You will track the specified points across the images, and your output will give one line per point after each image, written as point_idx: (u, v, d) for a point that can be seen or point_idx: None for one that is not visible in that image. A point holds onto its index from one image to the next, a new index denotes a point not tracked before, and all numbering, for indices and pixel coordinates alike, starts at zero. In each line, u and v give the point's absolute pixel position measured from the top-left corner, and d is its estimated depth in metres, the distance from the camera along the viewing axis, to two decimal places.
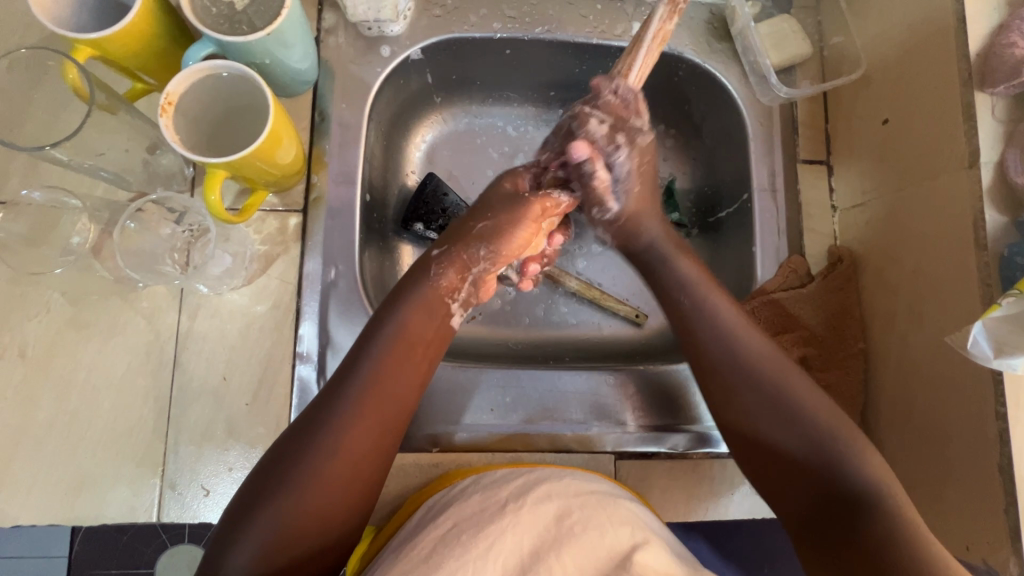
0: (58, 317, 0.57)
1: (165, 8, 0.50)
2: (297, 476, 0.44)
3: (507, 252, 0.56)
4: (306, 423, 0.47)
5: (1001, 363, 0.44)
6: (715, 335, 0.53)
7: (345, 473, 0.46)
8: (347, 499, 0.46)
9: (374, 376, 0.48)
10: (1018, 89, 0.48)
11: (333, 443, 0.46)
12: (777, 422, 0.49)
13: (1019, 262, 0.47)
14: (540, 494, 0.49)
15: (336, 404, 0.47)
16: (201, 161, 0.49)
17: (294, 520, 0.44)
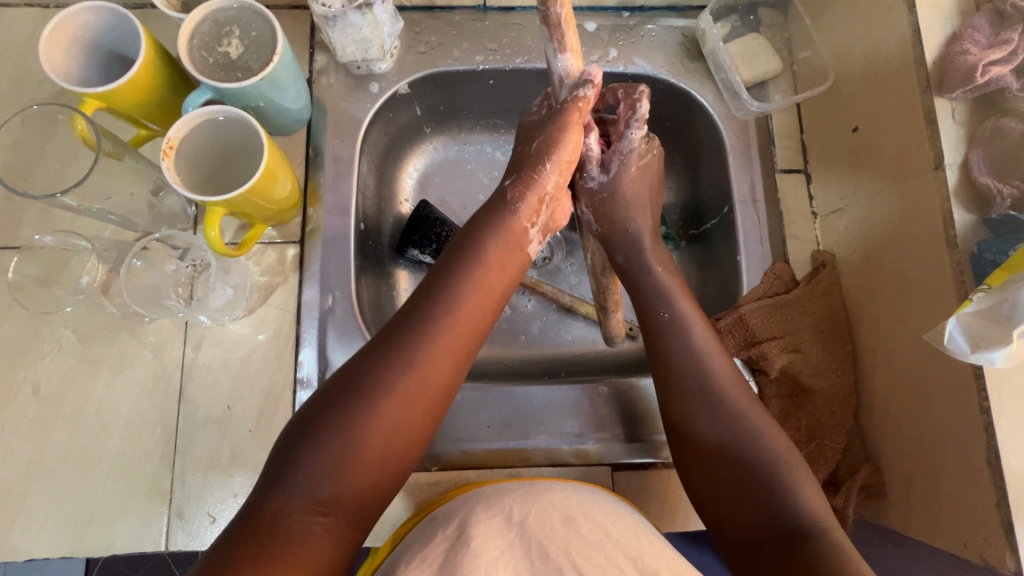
0: (70, 354, 0.60)
1: (164, 59, 0.54)
2: (371, 394, 0.46)
3: (569, 159, 0.54)
4: (382, 343, 0.49)
5: (979, 357, 0.45)
6: (687, 399, 0.53)
7: (419, 392, 0.47)
8: (416, 424, 0.48)
9: (449, 299, 0.51)
10: (975, 93, 0.50)
11: (408, 368, 0.47)
12: (733, 471, 0.50)
13: (989, 257, 0.48)
14: (545, 503, 0.49)
15: (413, 326, 0.49)
16: (201, 200, 0.52)
17: (364, 438, 0.45)
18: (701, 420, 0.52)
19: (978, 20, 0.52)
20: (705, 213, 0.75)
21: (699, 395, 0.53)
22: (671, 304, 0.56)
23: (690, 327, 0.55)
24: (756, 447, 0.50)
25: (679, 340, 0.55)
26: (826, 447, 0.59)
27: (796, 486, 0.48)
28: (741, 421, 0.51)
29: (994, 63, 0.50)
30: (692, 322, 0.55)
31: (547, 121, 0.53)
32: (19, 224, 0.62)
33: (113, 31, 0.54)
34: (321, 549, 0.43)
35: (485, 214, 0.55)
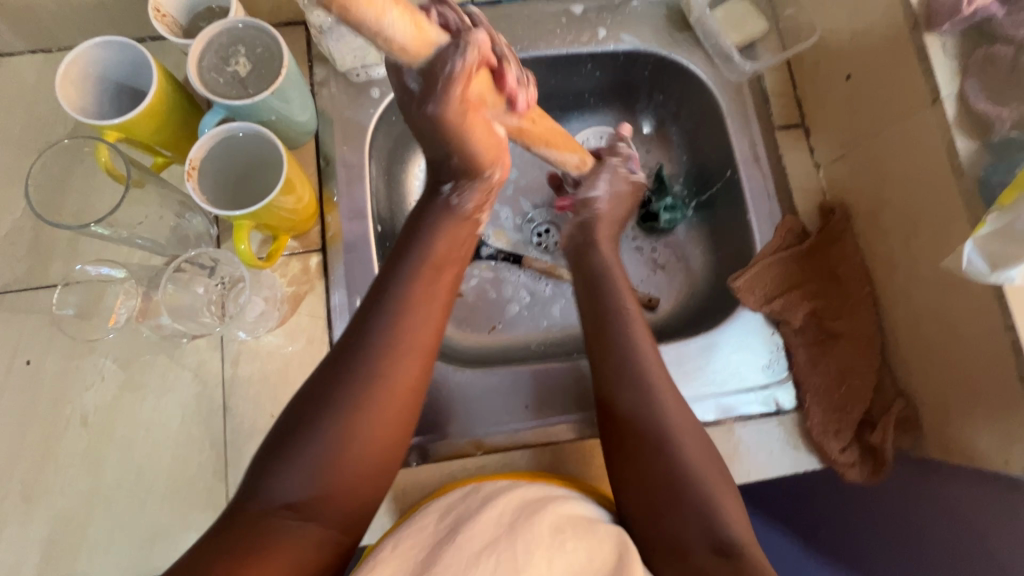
0: (114, 383, 0.62)
1: (175, 88, 0.56)
2: (342, 402, 0.48)
3: (488, 157, 0.54)
4: (348, 352, 0.50)
5: (999, 277, 0.46)
6: (635, 416, 0.54)
7: (391, 398, 0.49)
8: (395, 430, 0.50)
9: (407, 297, 0.53)
10: (963, 24, 0.52)
11: (376, 366, 0.49)
12: (662, 458, 0.52)
13: (996, 181, 0.49)
14: (540, 508, 0.48)
15: (376, 330, 0.51)
16: (227, 216, 0.53)
17: (345, 445, 0.47)
18: (647, 443, 0.53)
19: None
20: (708, 178, 0.77)
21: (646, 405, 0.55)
22: (623, 308, 0.62)
23: (630, 331, 0.60)
24: (676, 462, 0.52)
25: (623, 343, 0.59)
26: (858, 388, 0.61)
27: (722, 502, 0.50)
28: (665, 412, 0.54)
29: None
30: (640, 340, 0.59)
31: (433, 125, 0.48)
32: (51, 262, 0.63)
33: (122, 65, 0.56)
34: (300, 553, 0.44)
35: (426, 212, 0.59)
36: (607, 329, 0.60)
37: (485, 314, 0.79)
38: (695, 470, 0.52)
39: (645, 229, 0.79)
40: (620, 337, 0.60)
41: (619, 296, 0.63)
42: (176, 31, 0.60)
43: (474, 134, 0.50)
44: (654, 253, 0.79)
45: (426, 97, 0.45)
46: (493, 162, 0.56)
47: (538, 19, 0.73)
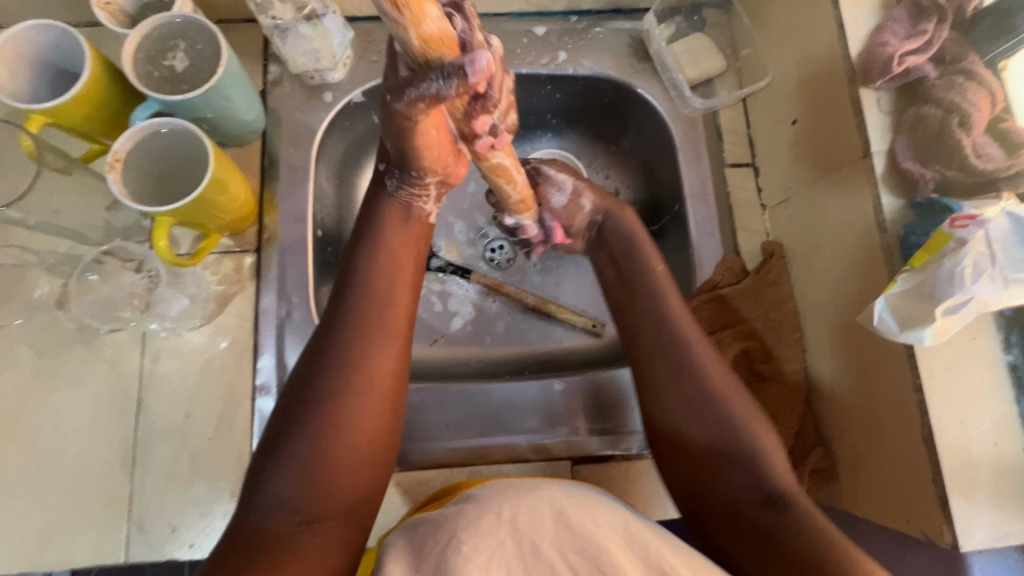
0: (25, 370, 0.60)
1: (111, 75, 0.55)
2: (323, 403, 0.46)
3: (434, 160, 0.49)
4: (317, 352, 0.49)
5: (908, 336, 0.46)
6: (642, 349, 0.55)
7: (369, 389, 0.48)
8: (381, 421, 0.48)
9: (366, 292, 0.51)
10: (895, 82, 0.52)
11: (352, 362, 0.48)
12: (702, 425, 0.51)
13: (914, 240, 0.49)
14: (537, 497, 0.47)
15: (343, 326, 0.50)
16: (148, 211, 0.52)
17: (330, 446, 0.46)
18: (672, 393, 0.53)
19: (898, 12, 0.53)
20: (660, 208, 0.77)
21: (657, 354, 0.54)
22: (653, 272, 0.59)
23: (659, 292, 0.57)
24: (724, 405, 0.51)
25: (652, 301, 0.57)
26: (779, 433, 0.60)
27: (771, 459, 0.50)
28: (695, 369, 0.53)
29: (911, 54, 0.51)
30: (669, 299, 0.57)
31: (389, 115, 0.43)
32: None
33: (61, 50, 0.55)
34: (323, 554, 0.44)
35: (371, 203, 0.54)
36: (636, 294, 0.58)
37: (426, 326, 0.78)
38: (731, 422, 0.51)
39: None
40: (646, 285, 0.58)
41: (642, 248, 0.60)
42: (122, 19, 0.60)
43: (429, 136, 0.45)
44: None
45: (397, 88, 0.40)
46: (439, 170, 0.50)
47: (499, 37, 0.73)
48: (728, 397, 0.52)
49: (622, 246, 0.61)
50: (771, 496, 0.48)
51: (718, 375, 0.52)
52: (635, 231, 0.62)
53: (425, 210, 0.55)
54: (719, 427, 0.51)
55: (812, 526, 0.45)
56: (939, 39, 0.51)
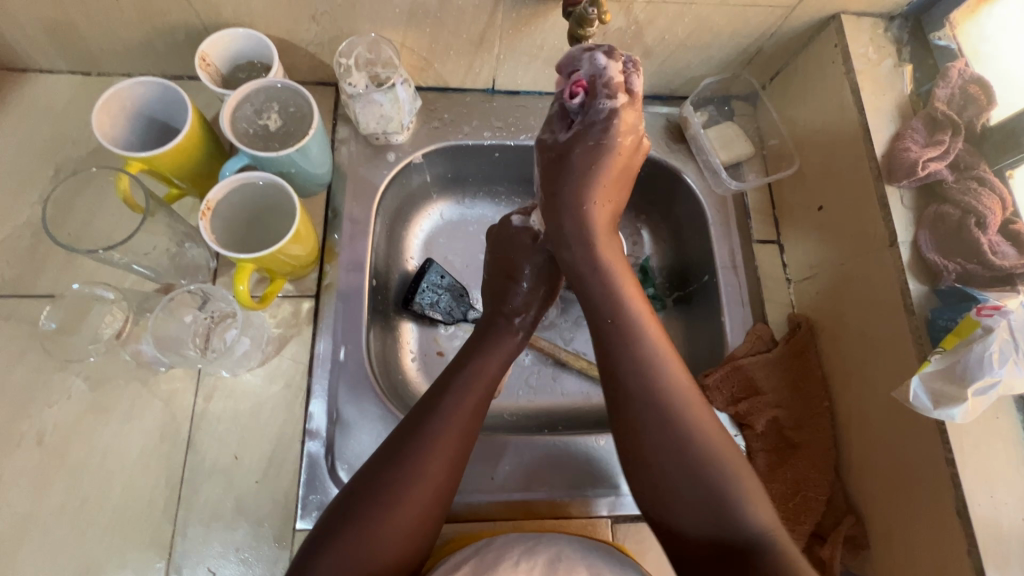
0: (78, 403, 0.61)
1: (204, 127, 0.60)
2: (381, 499, 0.49)
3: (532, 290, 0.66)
4: (391, 454, 0.51)
5: (940, 413, 0.51)
6: (650, 409, 0.51)
7: (423, 496, 0.50)
8: (417, 531, 0.50)
9: (452, 411, 0.54)
10: (918, 182, 0.59)
11: (418, 472, 0.50)
12: (672, 448, 0.49)
13: (942, 323, 0.54)
14: (553, 554, 0.52)
15: (422, 435, 0.52)
16: (233, 257, 0.55)
17: (373, 539, 0.47)
18: (661, 454, 0.50)
19: (916, 123, 0.61)
20: (688, 277, 0.81)
21: (656, 415, 0.51)
22: (612, 310, 0.57)
23: (644, 350, 0.54)
24: (706, 463, 0.49)
25: (630, 358, 0.53)
26: (810, 499, 0.62)
27: (749, 504, 0.48)
28: (662, 374, 0.52)
29: (932, 159, 0.59)
30: (657, 363, 0.53)
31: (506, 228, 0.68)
32: (42, 274, 0.64)
33: (158, 102, 0.60)
34: None
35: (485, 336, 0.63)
36: (594, 308, 0.58)
37: None
38: (701, 451, 0.49)
39: None
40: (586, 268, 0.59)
41: (618, 292, 0.58)
42: (217, 79, 0.64)
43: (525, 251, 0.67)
44: None
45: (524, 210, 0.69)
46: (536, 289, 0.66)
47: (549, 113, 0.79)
48: (722, 454, 0.49)
49: (586, 242, 0.59)
50: (747, 545, 0.46)
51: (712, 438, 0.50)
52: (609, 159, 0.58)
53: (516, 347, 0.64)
54: (682, 460, 0.49)
55: (784, 567, 0.44)
56: (955, 149, 0.60)
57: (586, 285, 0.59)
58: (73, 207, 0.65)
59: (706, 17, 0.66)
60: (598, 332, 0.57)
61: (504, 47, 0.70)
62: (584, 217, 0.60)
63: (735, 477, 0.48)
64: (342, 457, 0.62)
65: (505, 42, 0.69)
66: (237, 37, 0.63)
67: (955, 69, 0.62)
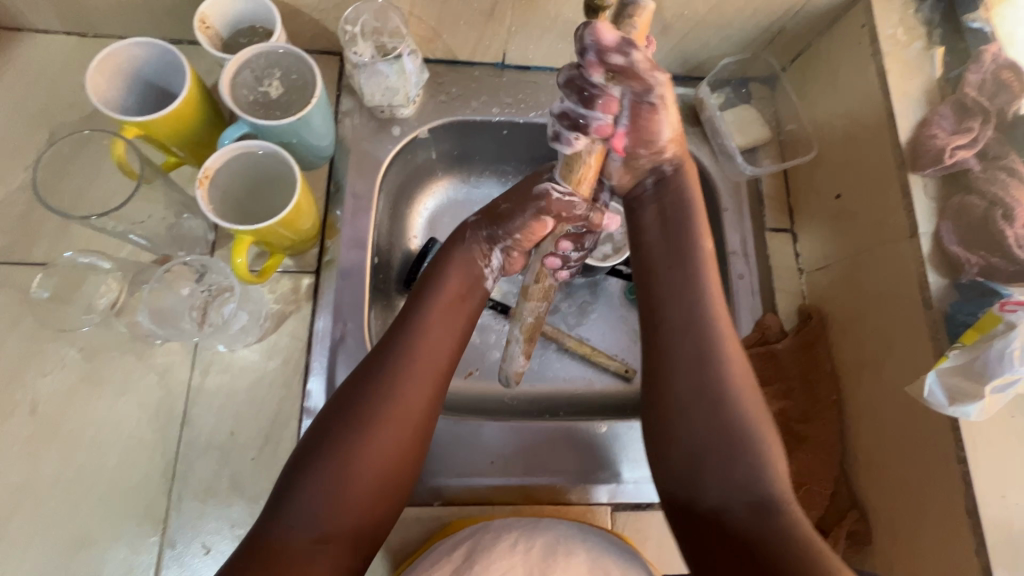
0: (72, 374, 0.60)
1: (202, 93, 0.57)
2: (356, 425, 0.48)
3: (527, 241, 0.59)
4: (362, 379, 0.50)
5: (955, 410, 0.50)
6: (688, 347, 0.50)
7: (404, 420, 0.49)
8: (401, 453, 0.49)
9: (419, 335, 0.53)
10: (943, 171, 0.57)
11: (395, 394, 0.49)
12: (706, 393, 0.49)
13: (962, 319, 0.53)
14: (552, 539, 0.51)
15: (391, 363, 0.51)
16: (230, 229, 0.54)
17: (352, 462, 0.47)
18: (688, 379, 0.50)
19: (944, 109, 0.59)
20: None
21: (696, 359, 0.50)
22: (681, 251, 0.54)
23: (697, 305, 0.52)
24: (734, 408, 0.49)
25: (677, 300, 0.52)
26: (814, 494, 0.61)
27: (769, 464, 0.47)
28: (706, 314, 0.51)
29: (959, 147, 0.57)
30: (712, 307, 0.52)
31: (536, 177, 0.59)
32: (35, 242, 0.62)
33: (154, 65, 0.58)
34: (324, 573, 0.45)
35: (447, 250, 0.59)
36: (651, 239, 0.55)
37: (461, 360, 0.77)
38: (734, 416, 0.48)
39: (631, 299, 0.81)
40: (676, 219, 0.54)
41: (694, 233, 0.54)
42: (217, 44, 0.62)
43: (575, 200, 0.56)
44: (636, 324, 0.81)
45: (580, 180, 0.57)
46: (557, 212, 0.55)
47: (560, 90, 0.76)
48: (749, 416, 0.49)
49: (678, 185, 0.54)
50: (762, 503, 0.46)
51: (741, 377, 0.50)
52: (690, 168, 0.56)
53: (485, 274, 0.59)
54: (717, 419, 0.48)
55: (795, 535, 0.44)
56: (984, 137, 0.57)
57: (643, 227, 0.56)
58: (67, 173, 0.63)
59: None
60: (651, 262, 0.55)
61: (516, 19, 0.67)
62: (667, 190, 0.55)
63: (761, 442, 0.48)
64: None
65: (517, 13, 0.66)
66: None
67: (988, 53, 0.59)
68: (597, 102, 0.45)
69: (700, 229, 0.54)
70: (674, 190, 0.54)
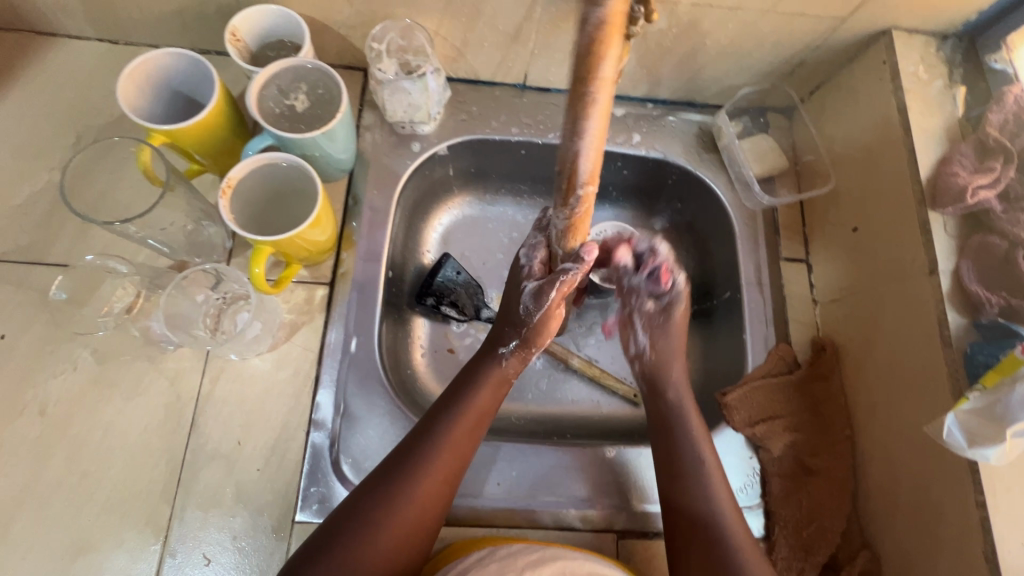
0: (83, 376, 0.60)
1: (230, 103, 0.58)
2: (363, 525, 0.49)
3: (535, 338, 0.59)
4: (382, 475, 0.53)
5: (974, 452, 0.50)
6: (671, 441, 0.60)
7: (411, 529, 0.51)
8: (411, 546, 0.51)
9: (445, 436, 0.55)
10: (964, 211, 0.57)
11: (410, 492, 0.51)
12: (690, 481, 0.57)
13: (981, 359, 0.52)
14: (560, 568, 0.50)
15: (415, 458, 0.53)
16: (251, 239, 0.54)
17: (363, 549, 0.48)
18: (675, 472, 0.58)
19: (965, 148, 0.59)
20: (710, 290, 0.78)
21: (677, 448, 0.59)
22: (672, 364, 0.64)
23: (682, 398, 0.62)
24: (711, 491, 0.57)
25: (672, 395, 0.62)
26: (826, 530, 0.60)
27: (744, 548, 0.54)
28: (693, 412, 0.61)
29: (981, 187, 0.56)
30: (703, 445, 0.59)
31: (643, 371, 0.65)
32: (55, 243, 0.63)
33: (185, 75, 0.59)
34: None
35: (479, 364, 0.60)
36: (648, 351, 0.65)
37: None
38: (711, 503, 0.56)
39: None
40: (661, 355, 0.64)
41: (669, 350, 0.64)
42: (245, 56, 0.63)
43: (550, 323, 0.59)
44: None
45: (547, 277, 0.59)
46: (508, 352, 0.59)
47: None
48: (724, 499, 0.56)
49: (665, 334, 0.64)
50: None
51: (716, 470, 0.58)
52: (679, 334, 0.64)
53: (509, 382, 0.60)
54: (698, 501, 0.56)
55: None
56: (1006, 177, 0.57)
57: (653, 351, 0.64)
58: (91, 177, 0.64)
59: (754, 23, 0.63)
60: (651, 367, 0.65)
61: (540, 43, 0.68)
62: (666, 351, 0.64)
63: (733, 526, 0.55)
64: (346, 451, 0.60)
65: (541, 37, 0.67)
66: (270, 14, 0.61)
67: (1011, 94, 0.59)
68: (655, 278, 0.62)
69: (683, 382, 0.63)
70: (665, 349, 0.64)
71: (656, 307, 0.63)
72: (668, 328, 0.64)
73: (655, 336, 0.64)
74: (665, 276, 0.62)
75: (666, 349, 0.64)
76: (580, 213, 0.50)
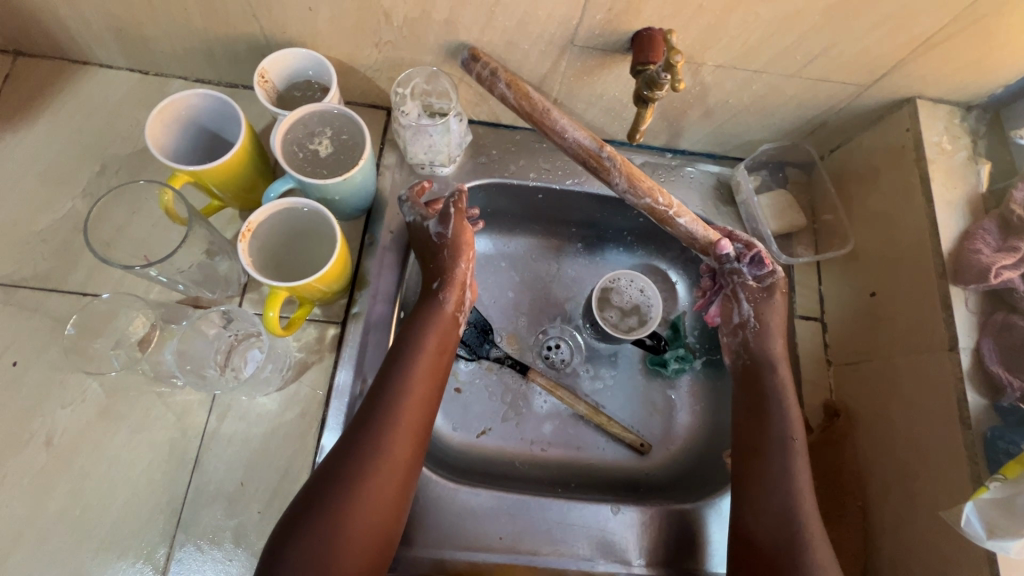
0: (91, 408, 0.60)
1: (255, 143, 0.59)
2: (341, 489, 0.52)
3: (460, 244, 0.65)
4: (350, 436, 0.55)
5: (994, 543, 0.49)
6: (762, 434, 0.61)
7: (388, 477, 0.53)
8: (396, 497, 0.54)
9: (404, 385, 0.57)
10: (986, 289, 0.56)
11: (381, 445, 0.54)
12: (772, 475, 0.58)
13: (1002, 446, 0.52)
14: None
15: (379, 413, 0.56)
16: (269, 284, 0.54)
17: (345, 513, 0.51)
18: (760, 460, 0.59)
19: (988, 225, 0.59)
20: None
21: (765, 442, 0.60)
22: (772, 355, 0.65)
23: (782, 389, 0.63)
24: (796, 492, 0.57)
25: (771, 385, 0.63)
26: None
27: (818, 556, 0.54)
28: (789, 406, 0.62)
29: (1004, 266, 0.56)
30: (797, 446, 0.59)
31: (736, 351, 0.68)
32: (72, 272, 0.63)
33: (212, 113, 0.59)
34: None
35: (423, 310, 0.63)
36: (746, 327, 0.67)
37: (478, 417, 0.76)
38: (790, 507, 0.56)
39: (650, 368, 0.80)
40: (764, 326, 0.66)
41: (770, 330, 0.66)
42: (272, 96, 0.64)
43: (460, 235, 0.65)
44: (655, 396, 0.79)
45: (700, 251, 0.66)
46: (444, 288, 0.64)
47: None
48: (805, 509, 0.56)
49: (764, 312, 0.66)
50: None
51: (802, 473, 0.58)
52: (778, 313, 0.67)
53: (457, 322, 0.65)
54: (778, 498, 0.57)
55: None
56: None
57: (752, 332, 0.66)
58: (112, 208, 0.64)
59: (778, 86, 0.64)
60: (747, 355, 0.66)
61: (563, 94, 0.68)
62: (768, 332, 0.66)
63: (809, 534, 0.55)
64: None
65: (565, 89, 0.67)
66: (298, 57, 0.62)
67: None
68: (755, 263, 0.66)
69: (783, 376, 0.64)
70: (768, 319, 0.66)
71: (758, 284, 0.67)
72: (769, 306, 0.67)
73: (758, 305, 0.66)
74: (767, 260, 0.66)
75: (767, 324, 0.66)
76: (619, 166, 0.62)
